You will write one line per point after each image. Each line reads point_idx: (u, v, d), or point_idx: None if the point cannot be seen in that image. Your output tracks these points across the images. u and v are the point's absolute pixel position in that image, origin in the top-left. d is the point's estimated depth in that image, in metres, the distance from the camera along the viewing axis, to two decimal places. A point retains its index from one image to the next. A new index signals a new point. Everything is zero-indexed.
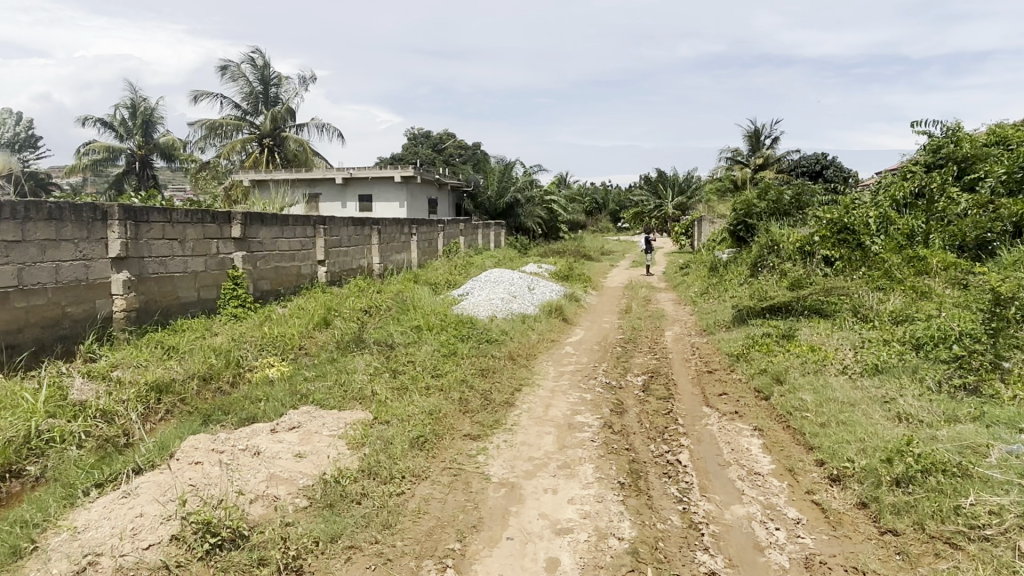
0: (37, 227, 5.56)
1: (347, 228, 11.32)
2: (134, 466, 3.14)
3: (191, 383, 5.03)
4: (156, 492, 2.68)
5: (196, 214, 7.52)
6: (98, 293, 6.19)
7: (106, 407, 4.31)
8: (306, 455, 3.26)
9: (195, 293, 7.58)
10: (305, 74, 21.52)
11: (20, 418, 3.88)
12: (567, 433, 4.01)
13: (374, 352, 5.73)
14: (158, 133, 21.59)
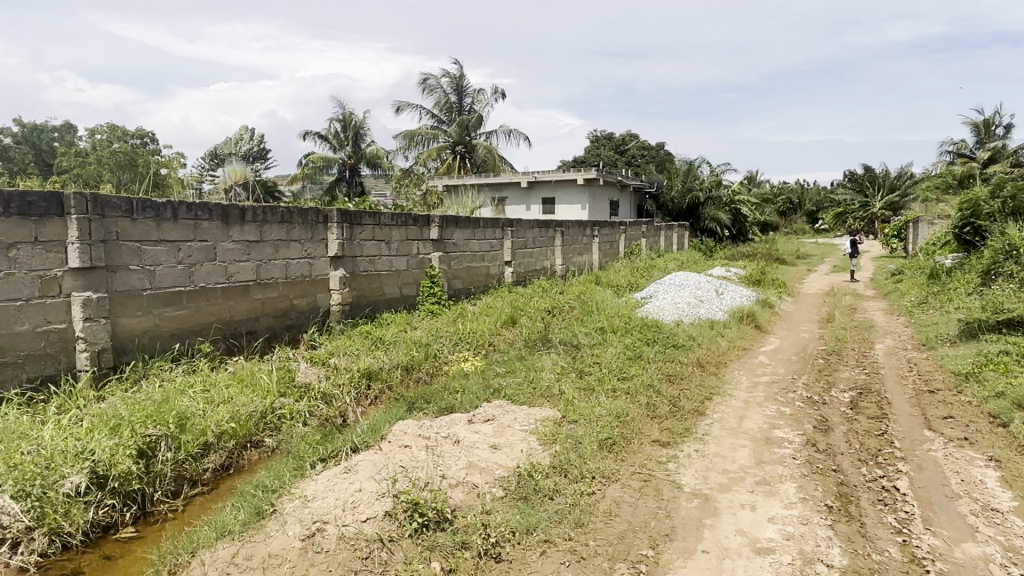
0: (273, 228, 6.33)
1: (533, 230, 11.64)
2: (351, 445, 3.46)
3: (396, 372, 5.45)
4: (372, 470, 2.93)
5: (401, 217, 8.13)
6: (319, 288, 6.93)
7: (326, 390, 4.81)
8: (502, 447, 3.39)
9: (398, 290, 8.20)
10: (496, 85, 22.30)
11: (258, 397, 4.44)
12: (764, 448, 3.78)
13: (561, 352, 5.81)
14: (365, 143, 23.64)
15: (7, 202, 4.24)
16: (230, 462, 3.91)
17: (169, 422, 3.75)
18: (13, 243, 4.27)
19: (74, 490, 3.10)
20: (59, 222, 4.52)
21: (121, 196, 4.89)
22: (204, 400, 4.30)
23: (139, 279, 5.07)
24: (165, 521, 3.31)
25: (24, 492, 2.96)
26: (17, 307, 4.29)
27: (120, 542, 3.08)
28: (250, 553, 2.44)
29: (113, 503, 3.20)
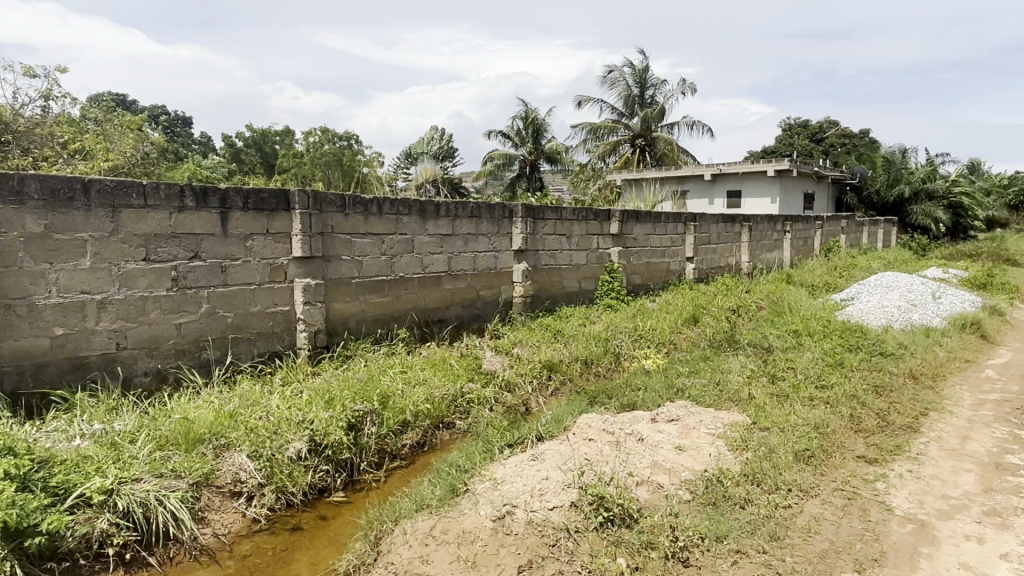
0: (463, 223, 6.66)
1: (718, 225, 11.17)
2: (536, 434, 3.55)
3: (576, 365, 5.50)
4: (559, 460, 2.99)
5: (582, 212, 8.17)
6: (503, 280, 7.19)
7: (510, 379, 4.99)
8: (688, 449, 3.30)
9: (578, 284, 8.27)
10: (684, 77, 21.62)
11: (450, 381, 4.71)
12: (994, 475, 3.32)
13: (749, 355, 5.51)
14: (545, 140, 24.00)
15: (246, 198, 4.84)
16: (425, 440, 4.19)
17: (373, 399, 4.11)
18: (250, 234, 4.88)
19: (296, 454, 3.50)
20: (285, 217, 5.09)
21: (336, 193, 5.39)
22: (403, 381, 4.65)
23: (348, 268, 5.57)
24: (370, 489, 3.62)
25: (258, 453, 3.42)
26: (252, 290, 4.92)
27: (333, 504, 3.43)
28: (446, 528, 2.60)
29: (328, 469, 3.57)
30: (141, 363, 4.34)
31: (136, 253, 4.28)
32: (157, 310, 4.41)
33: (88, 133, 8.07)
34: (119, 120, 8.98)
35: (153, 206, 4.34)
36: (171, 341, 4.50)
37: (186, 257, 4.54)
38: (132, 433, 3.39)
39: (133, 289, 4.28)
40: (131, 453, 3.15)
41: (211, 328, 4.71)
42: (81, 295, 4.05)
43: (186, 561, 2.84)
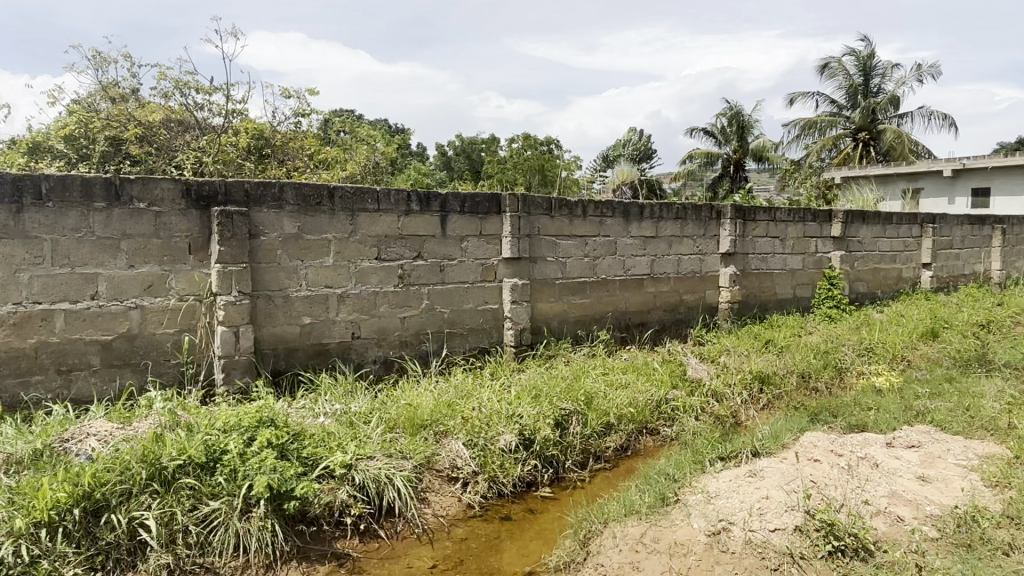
0: (669, 225, 6.51)
1: (962, 227, 9.81)
2: (752, 449, 3.35)
3: (791, 378, 5.13)
4: (781, 479, 2.79)
5: (798, 212, 7.61)
6: (709, 284, 6.92)
7: (717, 389, 4.78)
8: (934, 480, 2.92)
9: (791, 290, 7.72)
10: (919, 61, 19.32)
11: (654, 387, 4.63)
12: None
13: (1005, 379, 4.75)
14: (753, 137, 22.70)
15: (462, 202, 5.13)
16: (628, 444, 4.15)
17: (579, 399, 4.16)
18: (465, 235, 5.17)
19: (508, 446, 3.65)
20: (497, 219, 5.32)
21: (544, 196, 5.53)
22: (606, 383, 4.65)
23: (553, 269, 5.69)
24: (575, 488, 3.66)
25: (473, 443, 3.61)
26: (465, 288, 5.21)
27: (540, 499, 3.52)
28: (657, 536, 2.55)
29: (536, 464, 3.66)
30: (371, 351, 4.80)
31: (369, 252, 4.74)
32: (385, 304, 4.83)
33: (329, 144, 9.04)
34: (353, 132, 9.97)
35: (384, 210, 4.76)
36: (396, 333, 4.91)
37: (410, 256, 4.93)
38: (366, 415, 3.76)
39: (365, 284, 4.74)
40: (366, 432, 3.49)
41: (430, 322, 5.07)
42: (325, 289, 4.57)
43: (410, 537, 3.07)
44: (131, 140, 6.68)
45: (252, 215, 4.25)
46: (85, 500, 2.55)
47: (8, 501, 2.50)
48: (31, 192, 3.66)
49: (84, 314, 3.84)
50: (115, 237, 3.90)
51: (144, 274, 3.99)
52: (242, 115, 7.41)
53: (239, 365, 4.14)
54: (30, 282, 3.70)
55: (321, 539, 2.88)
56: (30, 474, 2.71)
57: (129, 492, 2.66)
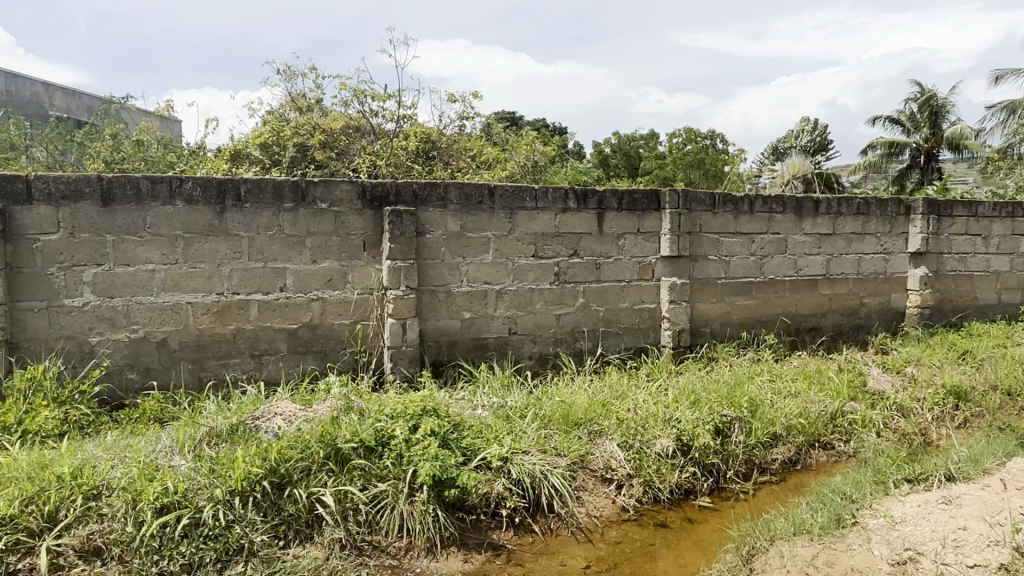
0: (847, 221, 6.00)
1: None
2: (946, 472, 2.98)
3: (993, 395, 4.52)
4: (983, 510, 2.46)
5: (1006, 207, 6.70)
6: (894, 287, 6.30)
7: (903, 402, 4.33)
8: None
9: (996, 295, 6.82)
10: None
11: (828, 397, 4.29)
12: None
13: None
14: (948, 124, 20.37)
15: (620, 199, 5.05)
16: (798, 458, 3.87)
17: (743, 406, 3.95)
18: (623, 233, 5.09)
19: (664, 451, 3.54)
20: (656, 216, 5.18)
21: (707, 191, 5.31)
22: (773, 391, 4.37)
23: (716, 268, 5.45)
24: (737, 500, 3.48)
25: (629, 444, 3.55)
26: (623, 287, 5.13)
27: (697, 508, 3.38)
28: (831, 560, 2.35)
29: (694, 471, 3.52)
30: (527, 347, 4.88)
31: (527, 250, 4.80)
32: (541, 301, 4.89)
33: (491, 145, 9.28)
34: (514, 132, 10.16)
35: (542, 207, 4.81)
36: (551, 330, 4.95)
37: (567, 254, 4.94)
38: (522, 409, 3.82)
39: (523, 281, 4.81)
40: (522, 427, 3.55)
41: (586, 320, 5.05)
42: (485, 285, 4.70)
43: (564, 534, 3.07)
44: (316, 146, 7.29)
45: (419, 214, 4.47)
46: (271, 473, 2.81)
47: (210, 470, 2.82)
48: (232, 194, 4.10)
49: (273, 304, 4.24)
50: (301, 235, 4.26)
51: (324, 269, 4.33)
52: (412, 120, 7.81)
53: (405, 356, 4.38)
54: (231, 274, 4.15)
55: (479, 529, 2.96)
56: (228, 446, 3.04)
57: (309, 469, 2.90)
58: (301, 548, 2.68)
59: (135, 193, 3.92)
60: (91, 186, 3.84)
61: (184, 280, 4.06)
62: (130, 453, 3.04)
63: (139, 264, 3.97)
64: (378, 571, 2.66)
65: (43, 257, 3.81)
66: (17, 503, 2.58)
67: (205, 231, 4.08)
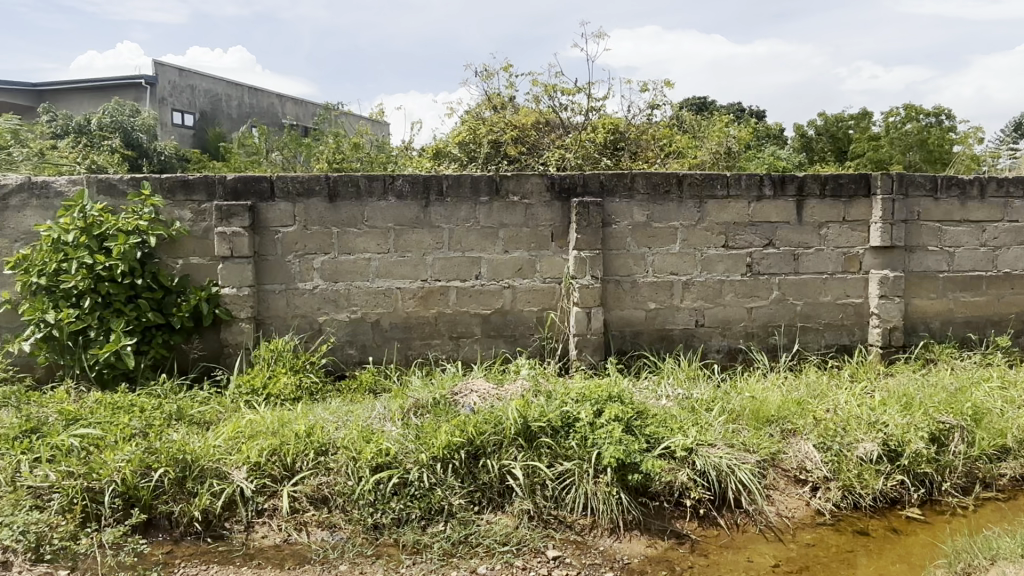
0: None
1: None
2: None
3: None
4: None
5: None
6: None
7: None
8: None
9: None
10: None
11: None
12: None
13: None
14: None
15: (823, 185, 4.73)
16: None
17: (965, 414, 3.55)
18: (825, 222, 4.77)
19: (867, 456, 3.28)
20: (865, 203, 4.78)
21: (926, 174, 4.79)
22: (1003, 399, 3.88)
23: (936, 261, 4.91)
24: (954, 516, 3.15)
25: (826, 446, 3.34)
26: (823, 280, 4.81)
27: (904, 519, 3.12)
28: None
29: (903, 480, 3.24)
30: (716, 340, 4.77)
31: (718, 240, 4.68)
32: (732, 293, 4.74)
33: (682, 132, 9.06)
34: (706, 118, 9.83)
35: (734, 196, 4.65)
36: (742, 323, 4.78)
37: (761, 244, 4.73)
38: (709, 402, 3.76)
39: (712, 272, 4.70)
40: (708, 420, 3.50)
41: (781, 314, 4.81)
42: (671, 275, 4.66)
43: (751, 530, 2.99)
44: (509, 142, 7.62)
45: (606, 204, 4.55)
46: (468, 444, 3.05)
47: (416, 437, 3.12)
48: (436, 189, 4.46)
49: (470, 291, 4.56)
50: (495, 227, 4.52)
51: (516, 258, 4.56)
52: (601, 112, 7.87)
53: (590, 344, 4.49)
54: (434, 263, 4.52)
55: (662, 516, 2.99)
56: (431, 417, 3.35)
57: (501, 443, 3.09)
58: (493, 515, 2.90)
59: (355, 190, 4.41)
60: (320, 184, 4.38)
61: (394, 267, 4.50)
62: (351, 418, 3.45)
63: (357, 253, 4.47)
64: (563, 544, 2.79)
65: (282, 246, 4.42)
66: (264, 453, 3.06)
67: (412, 223, 4.48)
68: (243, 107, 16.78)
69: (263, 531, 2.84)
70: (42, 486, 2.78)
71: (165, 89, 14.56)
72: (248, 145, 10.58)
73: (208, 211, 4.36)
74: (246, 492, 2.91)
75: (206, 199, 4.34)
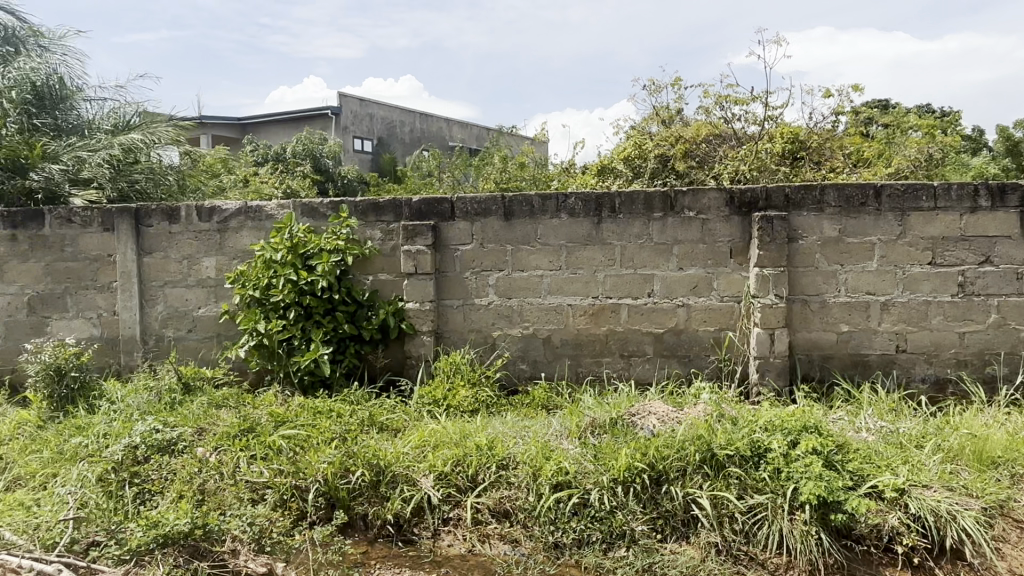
0: None
1: None
2: None
3: None
4: None
5: None
6: None
7: None
8: None
9: None
10: None
11: None
12: None
13: None
14: None
15: None
16: None
17: None
18: None
19: None
20: None
21: None
22: None
23: None
24: None
25: None
26: None
27: None
28: None
29: None
30: (920, 368, 4.29)
31: (922, 256, 4.21)
32: (940, 316, 4.24)
33: (870, 140, 8.33)
34: (898, 123, 8.97)
35: (943, 208, 4.17)
36: (953, 350, 4.26)
37: (975, 261, 4.20)
38: (918, 439, 3.38)
39: (916, 292, 4.24)
40: (919, 458, 3.13)
41: (1001, 341, 4.23)
42: (867, 295, 4.27)
43: None
44: (678, 156, 7.41)
45: (791, 219, 4.26)
46: (650, 468, 2.96)
47: (595, 456, 3.08)
48: (609, 206, 4.42)
49: (643, 309, 4.46)
50: (670, 243, 4.40)
51: (691, 276, 4.40)
52: (778, 121, 7.44)
53: (773, 368, 4.21)
54: (605, 280, 4.48)
55: (869, 562, 2.71)
56: (609, 437, 3.30)
57: (685, 469, 2.97)
58: (677, 545, 2.78)
59: (530, 208, 4.49)
60: (496, 204, 4.51)
61: (566, 284, 4.52)
62: (529, 433, 3.48)
63: (531, 270, 4.54)
64: None
65: (460, 264, 4.59)
66: (449, 463, 3.17)
67: (585, 240, 4.47)
68: (415, 132, 17.84)
69: (448, 539, 2.93)
70: (258, 481, 3.05)
71: (348, 118, 15.86)
72: (421, 167, 11.20)
73: (395, 230, 4.63)
74: (433, 500, 3.03)
75: (393, 219, 4.62)
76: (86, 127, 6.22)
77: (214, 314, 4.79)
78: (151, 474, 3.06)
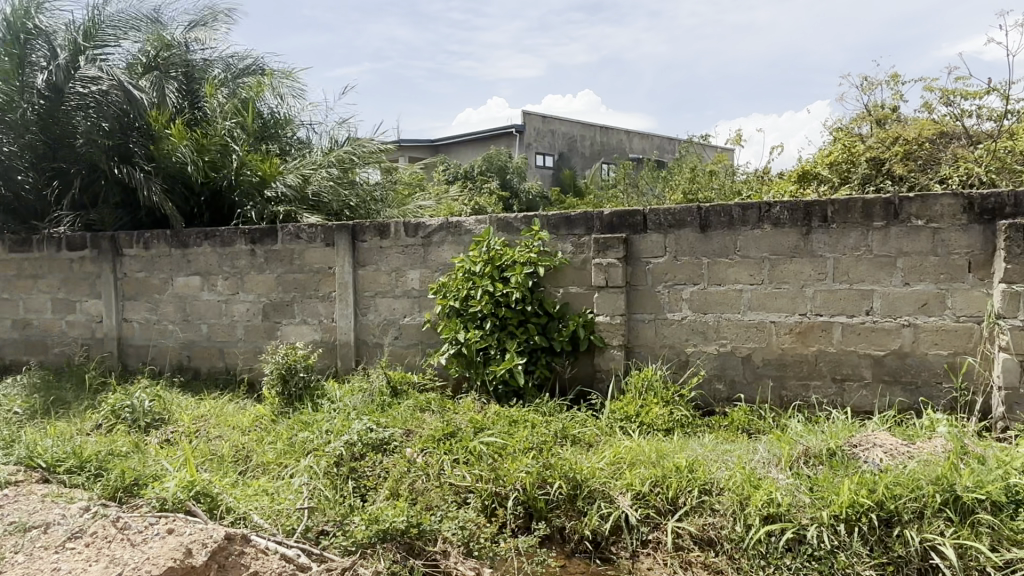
0: None
1: None
2: None
3: None
4: None
5: None
6: None
7: None
8: None
9: None
10: None
11: None
12: None
13: None
14: None
15: None
16: None
17: None
18: None
19: None
20: None
21: None
22: None
23: None
24: None
25: None
26: None
27: None
28: None
29: None
30: None
31: None
32: None
33: None
34: None
35: None
36: None
37: None
38: None
39: None
40: None
41: None
42: None
43: None
44: (894, 160, 6.69)
45: None
46: (878, 508, 2.65)
47: (810, 488, 2.84)
48: (819, 216, 4.08)
49: (859, 328, 4.06)
50: (892, 255, 3.96)
51: (918, 292, 3.92)
52: (1020, 115, 6.46)
53: None
54: (814, 295, 4.13)
55: None
56: (826, 468, 3.05)
57: (922, 511, 2.63)
58: None
59: (729, 219, 4.27)
60: (692, 216, 4.35)
61: (769, 299, 4.23)
62: (733, 458, 3.29)
63: (729, 284, 4.31)
64: None
65: (653, 277, 4.48)
66: (647, 482, 3.08)
67: (791, 253, 4.17)
68: (596, 146, 17.95)
69: (648, 562, 2.84)
70: (461, 484, 3.16)
71: (532, 135, 16.41)
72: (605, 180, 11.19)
73: (587, 243, 4.63)
74: (631, 520, 2.95)
75: (585, 232, 4.61)
76: (307, 151, 6.97)
77: (418, 323, 5.11)
78: (367, 470, 3.32)
